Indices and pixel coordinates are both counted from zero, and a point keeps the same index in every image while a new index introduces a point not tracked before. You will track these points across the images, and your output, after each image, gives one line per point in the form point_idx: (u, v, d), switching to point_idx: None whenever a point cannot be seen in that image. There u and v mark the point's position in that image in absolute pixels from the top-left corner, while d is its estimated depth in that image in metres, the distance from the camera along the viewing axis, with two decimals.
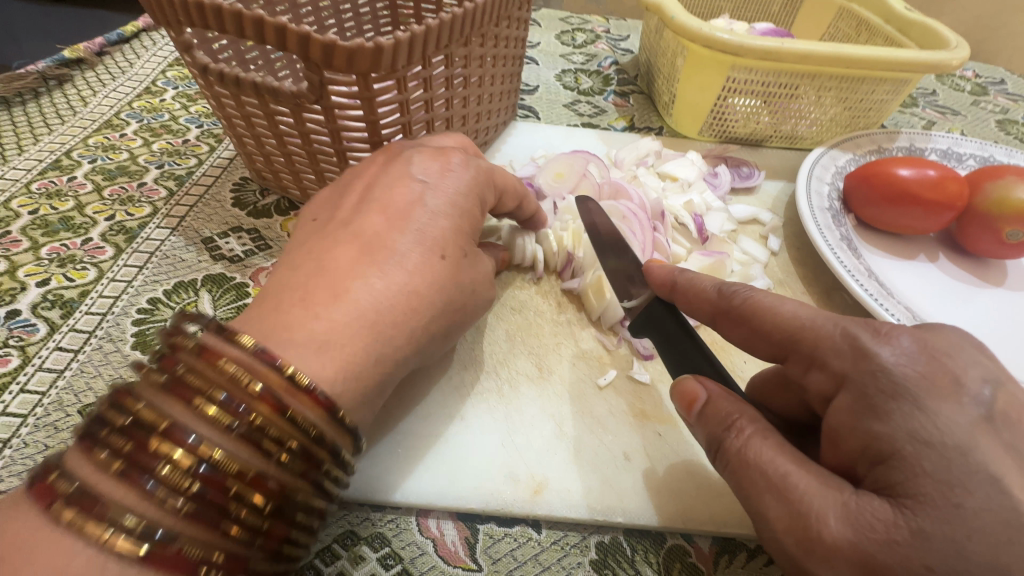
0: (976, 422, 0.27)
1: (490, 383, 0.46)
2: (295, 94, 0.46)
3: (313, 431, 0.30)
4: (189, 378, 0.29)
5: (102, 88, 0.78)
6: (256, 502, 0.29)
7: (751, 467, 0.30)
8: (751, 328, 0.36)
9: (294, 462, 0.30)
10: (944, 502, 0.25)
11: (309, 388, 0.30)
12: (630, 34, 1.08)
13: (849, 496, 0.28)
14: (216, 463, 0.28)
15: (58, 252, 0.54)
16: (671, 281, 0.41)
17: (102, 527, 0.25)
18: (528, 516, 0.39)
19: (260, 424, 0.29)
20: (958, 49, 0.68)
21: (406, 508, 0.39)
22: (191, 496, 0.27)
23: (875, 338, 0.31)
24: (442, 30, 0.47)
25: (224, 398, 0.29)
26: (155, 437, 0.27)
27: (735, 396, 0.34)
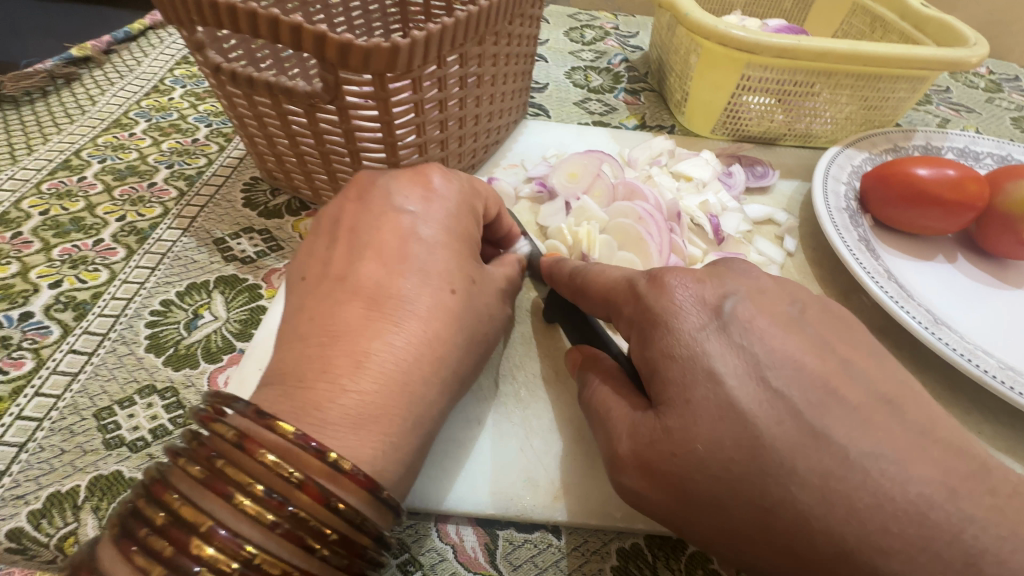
0: (712, 332, 0.33)
1: (507, 387, 0.46)
2: (310, 95, 0.45)
3: (356, 519, 0.30)
4: (227, 471, 0.29)
5: (110, 87, 0.77)
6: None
7: (593, 409, 0.38)
8: (587, 296, 0.42)
9: (334, 556, 0.29)
10: (682, 403, 0.31)
11: (351, 471, 0.30)
12: (639, 31, 1.07)
13: (637, 414, 0.34)
14: (258, 566, 0.27)
15: (69, 254, 0.54)
16: (545, 270, 0.47)
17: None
18: (548, 522, 0.38)
19: (302, 516, 0.29)
20: (977, 46, 0.67)
21: (426, 514, 0.38)
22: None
23: (649, 285, 0.37)
24: (457, 29, 0.47)
25: (264, 492, 0.28)
26: (196, 538, 0.27)
27: (598, 356, 0.42)
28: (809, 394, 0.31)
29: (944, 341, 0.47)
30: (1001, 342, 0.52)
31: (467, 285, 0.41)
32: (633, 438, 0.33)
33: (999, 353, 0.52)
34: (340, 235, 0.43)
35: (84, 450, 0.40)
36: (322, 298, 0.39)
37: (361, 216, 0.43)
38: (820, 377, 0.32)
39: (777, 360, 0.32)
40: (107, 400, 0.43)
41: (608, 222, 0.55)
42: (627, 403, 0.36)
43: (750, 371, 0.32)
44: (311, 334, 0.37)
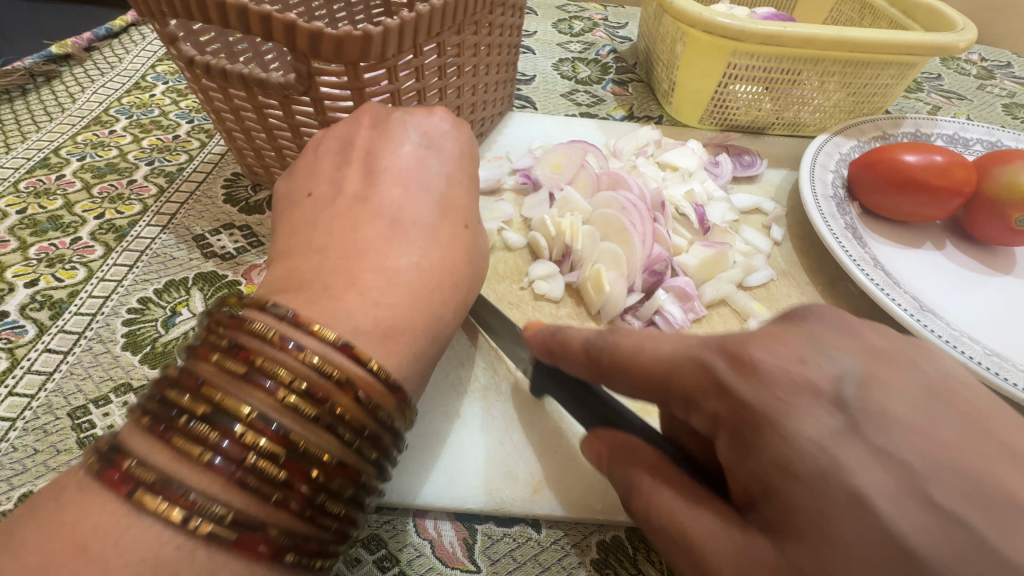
0: (836, 431, 0.22)
1: (488, 379, 0.45)
2: (283, 85, 0.45)
3: (389, 421, 0.31)
4: (270, 368, 0.28)
5: (90, 84, 0.76)
6: (335, 487, 0.29)
7: (660, 530, 0.27)
8: (624, 379, 0.30)
9: (369, 450, 0.31)
10: (810, 534, 0.21)
11: (387, 379, 0.31)
12: (628, 21, 1.06)
13: (736, 538, 0.24)
14: (306, 453, 0.27)
15: (46, 252, 0.53)
16: (547, 345, 0.37)
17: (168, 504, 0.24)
18: (528, 515, 0.38)
19: (346, 413, 0.29)
20: (964, 30, 0.66)
21: (403, 508, 0.38)
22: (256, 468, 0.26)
23: (730, 368, 0.25)
24: (432, 18, 0.46)
25: (309, 389, 0.29)
26: (243, 426, 0.26)
27: (639, 447, 0.32)
28: (994, 512, 0.20)
29: (928, 327, 0.47)
30: (989, 330, 0.52)
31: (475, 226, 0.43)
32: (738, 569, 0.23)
33: (988, 341, 0.51)
34: (305, 201, 0.41)
35: (57, 450, 0.39)
36: (316, 233, 0.38)
37: (356, 153, 0.42)
38: (998, 483, 0.20)
39: (933, 460, 0.21)
40: (82, 399, 0.42)
41: (592, 212, 0.54)
42: (708, 518, 0.25)
43: (903, 485, 0.21)
44: (307, 269, 0.35)
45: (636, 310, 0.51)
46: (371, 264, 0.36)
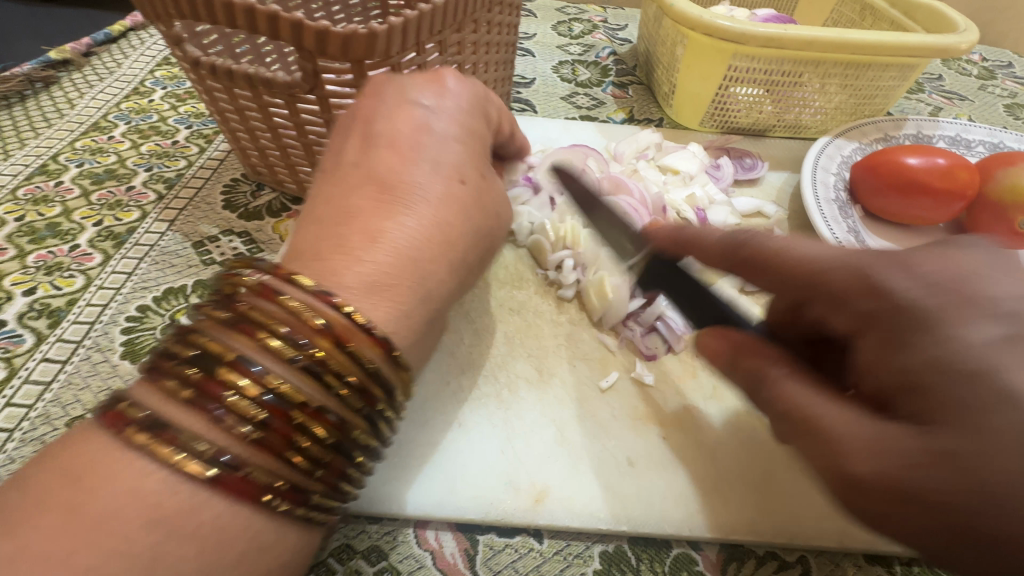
0: (999, 341, 0.24)
1: (489, 388, 0.44)
2: (289, 84, 0.45)
3: (373, 369, 0.30)
4: (252, 314, 0.29)
5: (89, 89, 0.76)
6: (315, 432, 0.28)
7: (790, 415, 0.30)
8: (772, 273, 0.34)
9: (353, 398, 0.29)
10: (963, 421, 0.23)
11: (368, 326, 0.30)
12: (628, 23, 1.06)
13: (879, 426, 0.26)
14: (283, 395, 0.27)
15: (45, 260, 0.53)
16: (676, 238, 0.40)
17: (171, 451, 0.24)
18: (530, 526, 0.37)
19: (324, 358, 0.28)
20: (966, 32, 0.66)
21: (404, 519, 0.38)
22: (258, 425, 0.26)
23: (891, 266, 0.28)
24: (435, 15, 0.45)
25: (288, 332, 0.28)
26: (223, 366, 0.27)
27: (766, 350, 0.34)
28: None
29: None
30: None
31: (478, 180, 0.40)
32: (878, 453, 0.25)
33: None
34: None
35: None
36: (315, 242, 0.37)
37: None
38: None
39: None
40: (80, 410, 0.42)
41: None
42: (844, 409, 0.27)
43: None
44: None
45: (637, 315, 0.49)
46: (378, 231, 0.34)
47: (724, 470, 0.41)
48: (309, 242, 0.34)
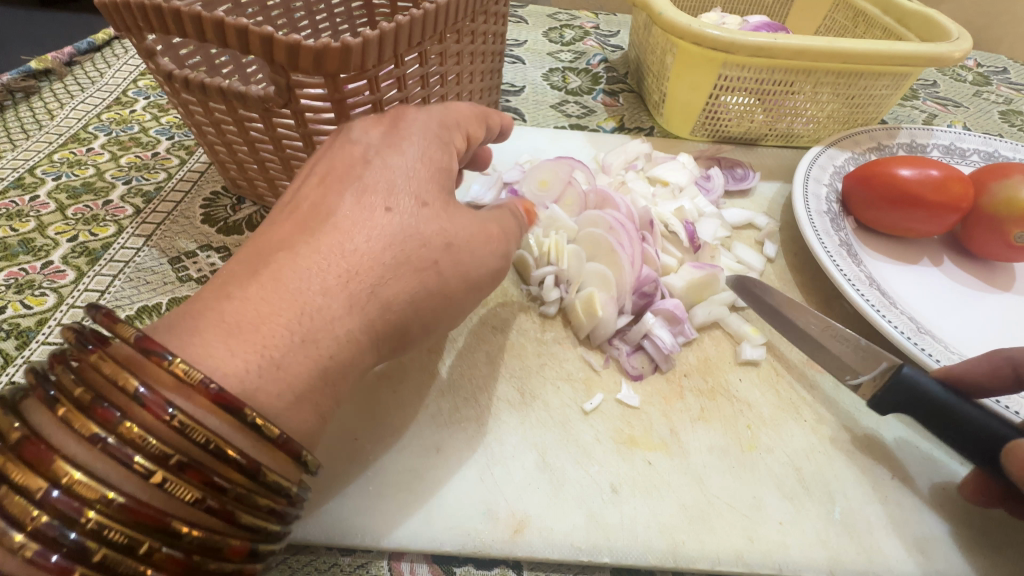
0: None
1: (469, 412, 0.43)
2: (263, 98, 0.44)
3: (207, 441, 0.26)
4: (61, 380, 0.26)
5: (70, 100, 0.75)
6: (116, 533, 0.23)
7: None
8: None
9: (178, 485, 0.25)
10: None
11: (201, 383, 0.26)
12: (620, 30, 1.05)
13: None
14: (72, 490, 0.23)
15: (16, 277, 0.51)
16: None
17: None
18: (508, 558, 0.36)
19: (134, 433, 0.24)
20: (960, 40, 0.65)
21: (378, 551, 0.36)
22: (37, 529, 0.23)
23: None
24: (413, 27, 0.44)
25: (98, 405, 0.25)
26: (5, 453, 0.24)
27: None
28: None
29: (926, 352, 0.45)
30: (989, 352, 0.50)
31: (415, 207, 0.36)
32: None
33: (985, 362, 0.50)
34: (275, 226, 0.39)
35: None
36: None
37: None
38: None
39: None
40: None
41: (578, 232, 0.53)
42: None
43: None
44: None
45: (624, 333, 0.49)
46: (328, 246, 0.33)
47: (712, 496, 0.40)
48: (269, 258, 0.32)
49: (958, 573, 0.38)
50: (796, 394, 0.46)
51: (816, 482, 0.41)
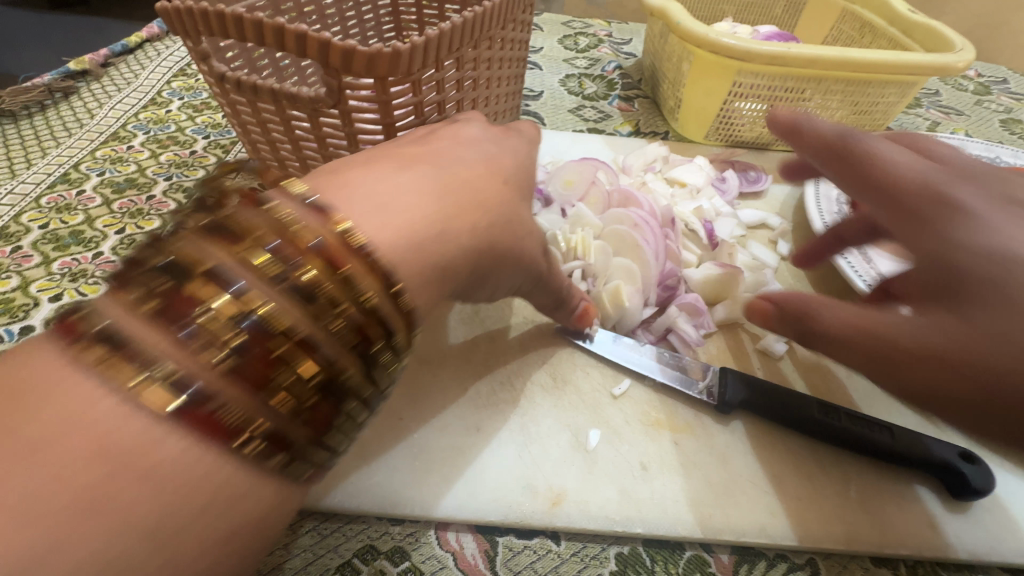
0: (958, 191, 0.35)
1: (505, 394, 0.46)
2: (313, 99, 0.47)
3: (369, 303, 0.26)
4: (228, 222, 0.25)
5: (108, 100, 0.78)
6: (291, 377, 0.23)
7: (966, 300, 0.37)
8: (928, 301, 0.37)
9: (344, 333, 0.25)
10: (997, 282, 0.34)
11: (363, 248, 0.26)
12: (633, 38, 1.08)
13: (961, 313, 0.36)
14: (260, 320, 0.23)
15: (69, 267, 0.54)
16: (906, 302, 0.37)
17: (130, 373, 0.20)
18: (547, 528, 0.39)
19: (313, 280, 0.24)
20: (964, 51, 0.68)
21: (426, 521, 0.39)
22: (228, 352, 0.22)
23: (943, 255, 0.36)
24: (453, 34, 0.47)
25: (271, 248, 0.24)
26: (187, 280, 0.23)
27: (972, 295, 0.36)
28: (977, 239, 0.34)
29: None
30: None
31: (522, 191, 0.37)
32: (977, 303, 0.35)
33: None
34: None
35: None
36: None
37: None
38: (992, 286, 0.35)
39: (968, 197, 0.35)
40: None
41: (604, 229, 0.55)
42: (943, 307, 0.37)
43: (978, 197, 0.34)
44: None
45: (648, 324, 0.52)
46: None
47: (735, 474, 0.42)
48: None
49: (970, 548, 0.40)
50: (810, 382, 0.49)
51: (833, 463, 0.44)
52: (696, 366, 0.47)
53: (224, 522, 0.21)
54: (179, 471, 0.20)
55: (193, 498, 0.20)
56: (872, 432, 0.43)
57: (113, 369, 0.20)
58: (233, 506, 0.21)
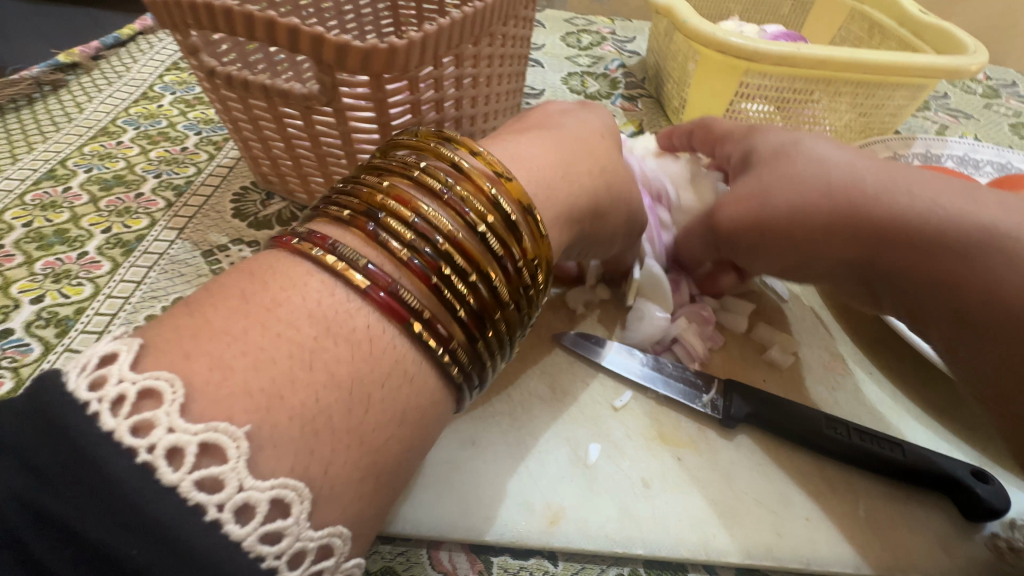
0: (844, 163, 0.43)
1: (502, 406, 0.44)
2: (306, 96, 0.45)
3: (509, 217, 0.32)
4: (404, 159, 0.32)
5: (98, 93, 0.76)
6: (457, 266, 0.30)
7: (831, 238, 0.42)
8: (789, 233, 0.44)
9: (490, 239, 0.31)
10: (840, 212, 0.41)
11: (506, 176, 0.33)
12: (637, 36, 1.06)
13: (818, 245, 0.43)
14: (432, 223, 0.30)
15: (53, 267, 0.52)
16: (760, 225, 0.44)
17: (350, 268, 0.27)
18: (544, 548, 0.37)
19: (465, 195, 0.31)
20: (976, 54, 0.67)
21: (418, 540, 0.37)
22: (409, 246, 0.29)
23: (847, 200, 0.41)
24: (453, 29, 0.45)
25: (436, 173, 0.32)
26: (382, 195, 0.30)
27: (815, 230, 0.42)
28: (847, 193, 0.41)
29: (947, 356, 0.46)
30: None
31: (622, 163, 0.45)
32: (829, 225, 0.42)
33: None
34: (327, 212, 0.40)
35: None
36: None
37: None
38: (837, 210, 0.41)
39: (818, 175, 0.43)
40: None
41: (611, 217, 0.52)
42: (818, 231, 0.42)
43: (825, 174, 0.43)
44: None
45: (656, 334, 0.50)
46: None
47: (740, 493, 0.41)
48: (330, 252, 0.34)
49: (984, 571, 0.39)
50: (818, 395, 0.48)
51: (841, 482, 0.42)
52: (702, 379, 0.45)
53: (388, 395, 0.26)
54: (371, 337, 0.26)
55: (373, 369, 0.26)
56: (874, 444, 0.41)
57: (331, 260, 0.27)
58: (398, 381, 0.27)
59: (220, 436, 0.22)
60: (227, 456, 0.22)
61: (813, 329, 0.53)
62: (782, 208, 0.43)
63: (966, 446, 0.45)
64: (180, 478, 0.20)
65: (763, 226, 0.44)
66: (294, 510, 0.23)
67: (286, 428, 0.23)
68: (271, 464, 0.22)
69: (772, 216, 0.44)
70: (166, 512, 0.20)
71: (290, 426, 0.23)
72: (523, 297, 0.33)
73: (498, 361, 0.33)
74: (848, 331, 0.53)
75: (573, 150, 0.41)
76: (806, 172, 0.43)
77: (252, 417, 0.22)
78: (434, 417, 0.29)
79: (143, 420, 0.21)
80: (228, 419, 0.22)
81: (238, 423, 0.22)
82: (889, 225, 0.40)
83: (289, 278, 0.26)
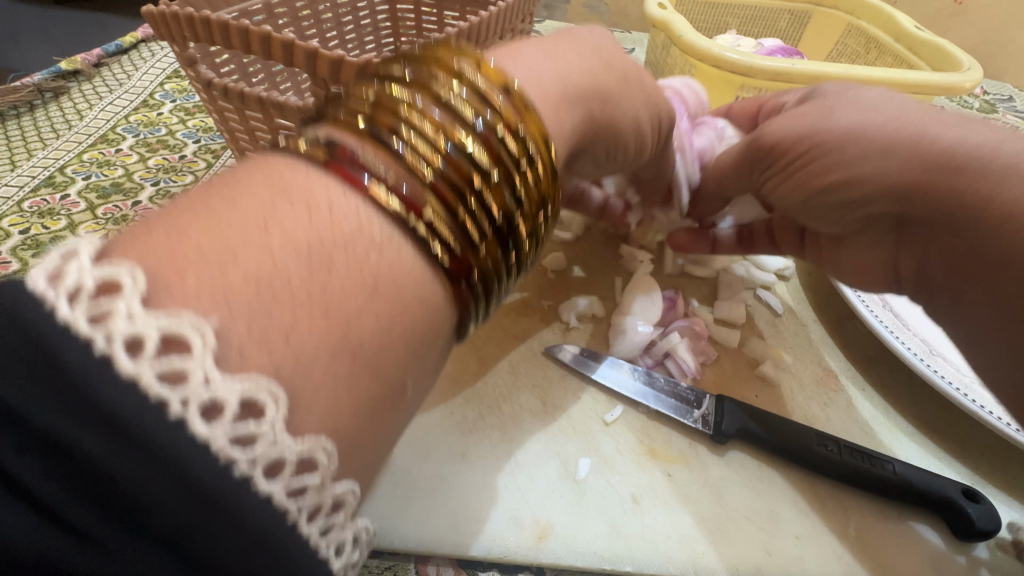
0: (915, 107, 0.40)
1: (493, 419, 0.44)
2: (301, 109, 0.45)
3: (483, 82, 0.26)
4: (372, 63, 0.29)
5: (98, 100, 0.76)
6: (417, 131, 0.24)
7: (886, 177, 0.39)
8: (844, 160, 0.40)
9: (461, 105, 0.25)
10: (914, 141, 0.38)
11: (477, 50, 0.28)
12: (635, 48, 1.07)
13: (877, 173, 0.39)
14: (388, 94, 0.25)
15: None
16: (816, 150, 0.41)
17: (302, 149, 0.23)
18: (532, 563, 0.37)
19: (427, 67, 0.26)
20: (971, 71, 0.67)
21: (405, 554, 0.37)
22: (363, 118, 0.24)
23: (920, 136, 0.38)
24: None
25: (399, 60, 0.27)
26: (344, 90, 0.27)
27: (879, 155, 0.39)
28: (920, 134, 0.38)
29: (937, 374, 0.46)
30: None
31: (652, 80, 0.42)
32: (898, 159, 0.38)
33: None
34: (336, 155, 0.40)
35: None
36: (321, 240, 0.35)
37: None
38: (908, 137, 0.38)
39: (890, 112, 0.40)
40: None
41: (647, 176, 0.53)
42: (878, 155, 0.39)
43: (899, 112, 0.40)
44: None
45: (649, 347, 0.50)
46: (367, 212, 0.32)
47: (729, 509, 0.41)
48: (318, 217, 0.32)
49: None
50: (809, 411, 0.48)
51: (832, 500, 0.42)
52: (691, 393, 0.45)
53: (355, 277, 0.21)
54: (324, 209, 0.22)
55: (335, 235, 0.21)
56: (866, 462, 0.41)
57: (288, 149, 0.24)
58: (366, 247, 0.22)
59: (184, 325, 0.18)
60: (192, 348, 0.18)
61: (806, 345, 0.53)
62: (842, 126, 0.40)
63: (958, 465, 0.45)
64: (139, 367, 0.16)
65: (816, 143, 0.41)
66: (270, 415, 0.18)
67: (241, 290, 0.19)
68: (242, 358, 0.18)
69: (828, 131, 0.41)
70: (133, 405, 0.16)
71: (245, 303, 0.19)
72: (522, 176, 0.27)
73: (508, 252, 0.27)
74: (841, 346, 0.53)
75: (573, 43, 0.36)
76: (873, 100, 0.41)
77: (220, 307, 0.19)
78: (422, 313, 0.23)
79: (82, 287, 0.17)
80: (190, 308, 0.18)
81: (205, 314, 0.18)
82: (951, 155, 0.36)
83: (243, 173, 0.23)
